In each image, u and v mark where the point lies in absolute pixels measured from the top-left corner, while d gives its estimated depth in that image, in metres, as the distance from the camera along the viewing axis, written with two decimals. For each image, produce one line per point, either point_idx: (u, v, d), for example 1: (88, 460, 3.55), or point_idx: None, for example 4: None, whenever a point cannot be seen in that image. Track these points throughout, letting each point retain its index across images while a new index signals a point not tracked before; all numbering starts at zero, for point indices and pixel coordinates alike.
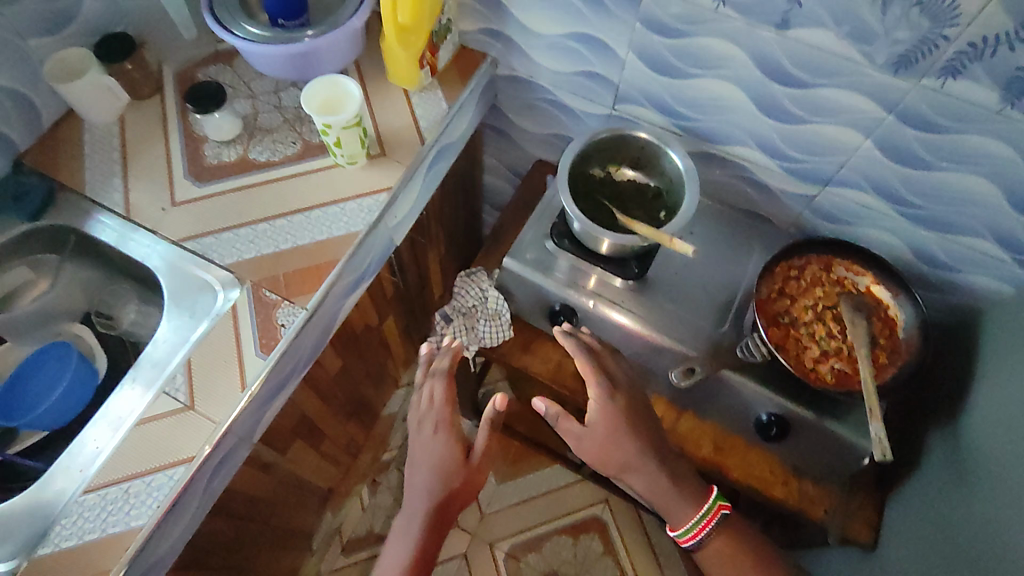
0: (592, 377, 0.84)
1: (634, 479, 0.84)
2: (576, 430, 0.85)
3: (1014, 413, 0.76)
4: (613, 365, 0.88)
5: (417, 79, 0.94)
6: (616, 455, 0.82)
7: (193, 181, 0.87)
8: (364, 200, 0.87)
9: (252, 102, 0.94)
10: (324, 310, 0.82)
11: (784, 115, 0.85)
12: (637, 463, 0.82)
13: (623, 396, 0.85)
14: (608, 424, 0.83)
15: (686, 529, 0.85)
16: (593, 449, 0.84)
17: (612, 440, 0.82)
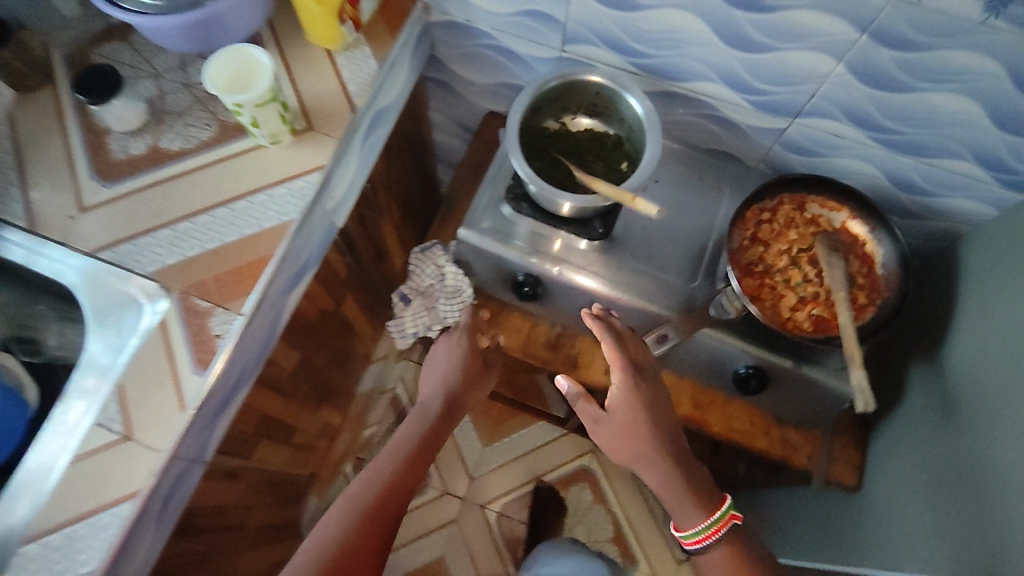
0: (619, 365, 0.78)
1: (645, 472, 0.79)
2: (595, 415, 0.82)
3: (1000, 348, 0.73)
4: (632, 345, 0.81)
5: (338, 36, 0.82)
6: (633, 448, 0.79)
7: (99, 182, 0.78)
8: (293, 184, 0.78)
9: (157, 83, 0.82)
10: (265, 311, 0.76)
11: (748, 45, 0.77)
12: (654, 457, 0.78)
13: (647, 384, 0.80)
14: (631, 413, 0.78)
15: (692, 531, 0.77)
16: (609, 436, 0.80)
17: (630, 432, 0.78)
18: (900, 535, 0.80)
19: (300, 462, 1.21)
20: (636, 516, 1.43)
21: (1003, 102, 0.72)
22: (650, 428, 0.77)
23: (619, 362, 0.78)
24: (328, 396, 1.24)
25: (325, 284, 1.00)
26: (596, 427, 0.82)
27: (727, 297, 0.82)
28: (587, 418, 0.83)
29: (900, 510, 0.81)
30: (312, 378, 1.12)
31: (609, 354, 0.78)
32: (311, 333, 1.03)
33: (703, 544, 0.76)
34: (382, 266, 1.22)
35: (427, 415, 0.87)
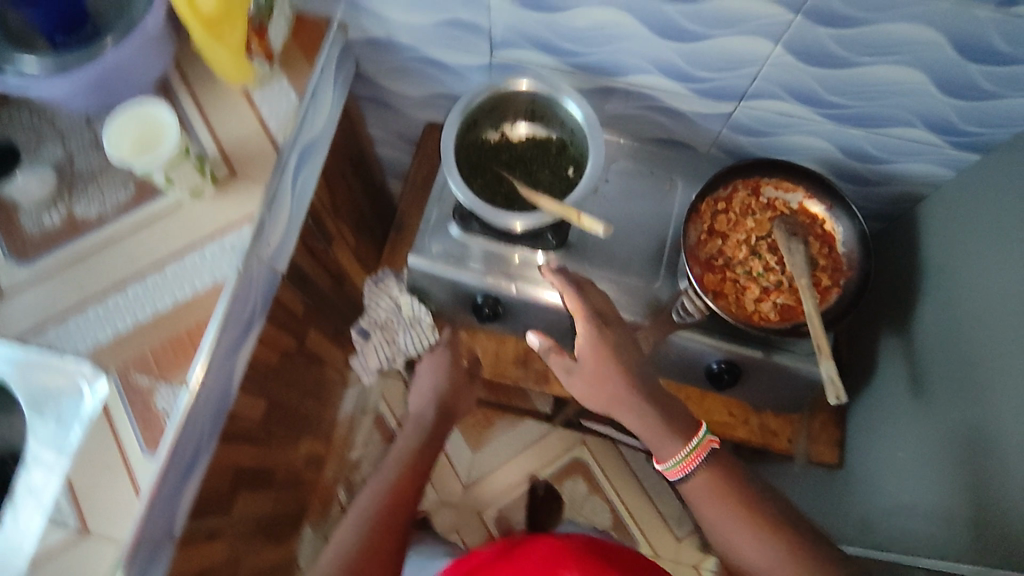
0: (580, 313, 0.74)
1: (621, 413, 0.72)
2: (566, 365, 0.74)
3: (974, 323, 0.72)
4: (594, 296, 0.77)
5: (251, 72, 0.76)
6: (607, 389, 0.71)
7: (17, 262, 0.73)
8: (223, 238, 0.74)
9: (63, 145, 0.76)
10: (212, 377, 0.72)
11: (683, 34, 0.72)
12: (626, 396, 0.71)
13: (614, 329, 0.74)
14: (598, 357, 0.71)
15: (675, 461, 0.69)
16: (582, 385, 0.73)
17: (601, 378, 0.71)
18: (900, 512, 0.78)
19: (285, 502, 1.18)
20: (632, 500, 1.44)
21: (948, 69, 0.69)
22: (620, 368, 0.70)
23: (579, 311, 0.74)
24: (306, 430, 1.20)
25: (282, 327, 0.96)
26: (570, 378, 0.74)
27: (688, 299, 0.80)
28: (560, 370, 0.75)
29: (897, 487, 0.80)
30: (284, 419, 1.08)
31: (571, 305, 0.74)
32: (275, 377, 0.99)
33: (688, 472, 0.68)
34: (341, 291, 1.18)
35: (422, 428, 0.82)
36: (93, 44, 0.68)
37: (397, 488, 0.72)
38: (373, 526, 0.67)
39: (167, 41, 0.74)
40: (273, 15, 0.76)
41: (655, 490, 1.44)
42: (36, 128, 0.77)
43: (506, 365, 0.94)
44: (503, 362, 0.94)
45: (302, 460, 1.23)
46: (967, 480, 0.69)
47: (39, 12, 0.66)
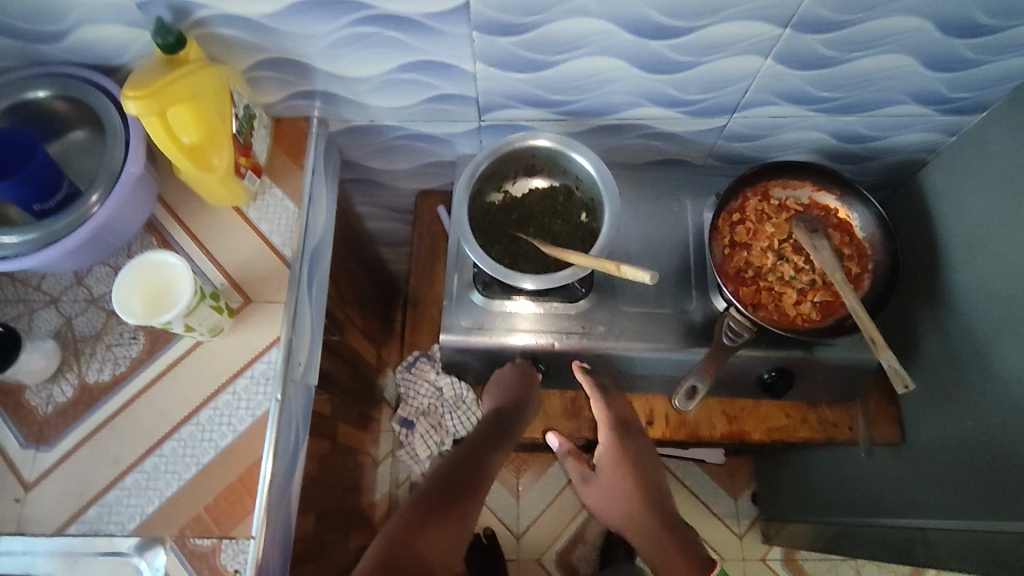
0: (607, 425, 0.83)
1: (634, 538, 0.82)
2: (586, 473, 0.86)
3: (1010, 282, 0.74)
4: (619, 405, 0.85)
5: (243, 191, 0.73)
6: (623, 509, 0.82)
7: (37, 448, 0.67)
8: (254, 369, 0.70)
9: (57, 310, 0.71)
10: (276, 519, 0.67)
11: (674, 65, 0.72)
12: (638, 512, 0.81)
13: (633, 440, 0.85)
14: (619, 471, 0.82)
15: None
16: (600, 495, 0.85)
17: (618, 491, 0.83)
18: (944, 490, 0.81)
19: None
20: (688, 509, 1.40)
21: (934, 48, 0.71)
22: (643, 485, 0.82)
23: (607, 420, 0.84)
24: (352, 527, 1.15)
25: (318, 433, 0.92)
26: (586, 487, 0.87)
27: (733, 318, 0.78)
28: (577, 477, 0.87)
29: (946, 460, 0.82)
30: (334, 523, 1.03)
31: (599, 415, 0.84)
32: (319, 486, 0.94)
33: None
34: (359, 376, 1.13)
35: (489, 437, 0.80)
36: (76, 204, 0.64)
37: (444, 469, 0.75)
38: (419, 504, 0.69)
39: (149, 179, 0.70)
40: (254, 128, 0.74)
41: (706, 493, 1.41)
42: (23, 297, 0.72)
43: (556, 420, 0.92)
44: (552, 418, 0.92)
45: (356, 557, 1.18)
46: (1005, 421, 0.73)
47: (12, 188, 0.61)
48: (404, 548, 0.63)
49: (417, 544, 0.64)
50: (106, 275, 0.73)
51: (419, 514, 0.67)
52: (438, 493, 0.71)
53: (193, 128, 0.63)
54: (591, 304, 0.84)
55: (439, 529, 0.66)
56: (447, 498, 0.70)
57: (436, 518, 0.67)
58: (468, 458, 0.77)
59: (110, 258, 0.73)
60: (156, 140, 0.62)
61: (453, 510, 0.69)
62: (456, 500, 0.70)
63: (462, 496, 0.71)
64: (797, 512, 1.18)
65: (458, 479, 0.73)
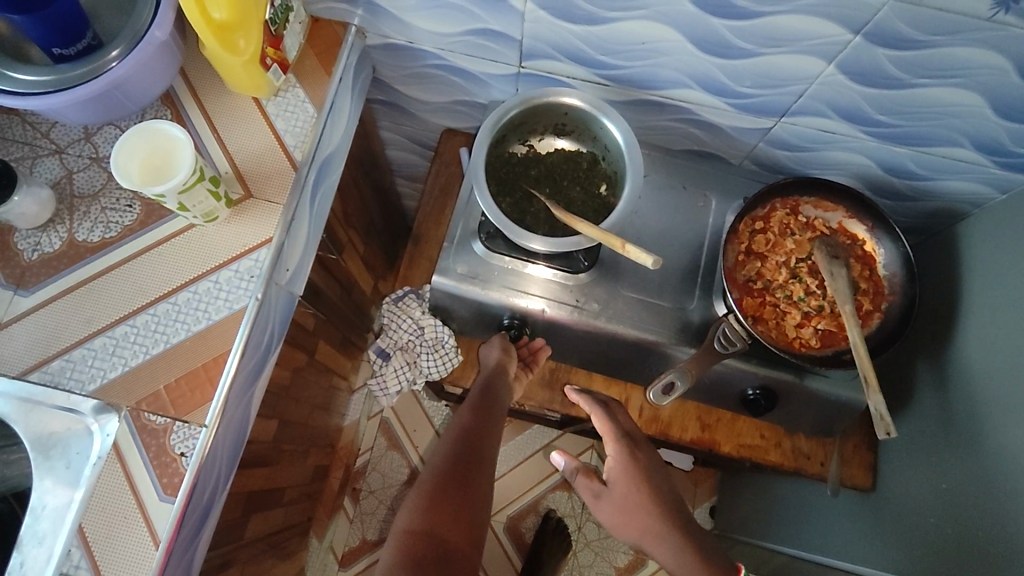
0: (611, 435, 0.76)
1: (653, 549, 0.70)
2: (595, 490, 0.75)
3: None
4: (622, 419, 0.80)
5: (266, 83, 0.71)
6: (638, 522, 0.71)
7: (15, 291, 0.67)
8: (240, 264, 0.69)
9: (61, 161, 0.71)
10: (231, 417, 0.67)
11: (730, 50, 0.69)
12: (660, 530, 0.70)
13: (644, 452, 0.76)
14: (631, 483, 0.72)
15: None
16: (613, 512, 0.73)
17: (633, 507, 0.71)
18: (906, 548, 0.79)
19: (293, 515, 1.15)
20: None
21: (1006, 93, 0.67)
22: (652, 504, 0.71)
23: (610, 432, 0.77)
24: (315, 444, 1.16)
25: (296, 344, 0.92)
26: (598, 503, 0.75)
27: (730, 327, 0.76)
28: (587, 494, 0.76)
29: (915, 517, 0.80)
30: (297, 435, 1.05)
31: (602, 427, 0.78)
32: (289, 395, 0.95)
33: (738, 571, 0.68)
34: (351, 299, 1.13)
35: (478, 408, 0.79)
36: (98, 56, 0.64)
37: (444, 461, 0.72)
38: (428, 488, 0.69)
39: (173, 49, 0.69)
40: (289, 22, 0.72)
41: None
42: (29, 141, 0.71)
43: (531, 387, 0.90)
44: (528, 384, 0.90)
45: (312, 474, 1.19)
46: (994, 498, 0.69)
47: (32, 22, 0.60)
48: (423, 534, 0.64)
49: (438, 526, 0.65)
50: (115, 137, 0.72)
51: (432, 498, 0.67)
52: (444, 478, 0.70)
53: (226, 6, 0.61)
54: (590, 278, 0.82)
55: (451, 513, 0.66)
56: (454, 487, 0.69)
57: (445, 503, 0.67)
58: (467, 439, 0.75)
59: (122, 121, 0.72)
60: (186, 9, 0.60)
61: (458, 493, 0.68)
62: (460, 481, 0.70)
63: (467, 475, 0.71)
64: (749, 533, 1.16)
65: (460, 464, 0.72)
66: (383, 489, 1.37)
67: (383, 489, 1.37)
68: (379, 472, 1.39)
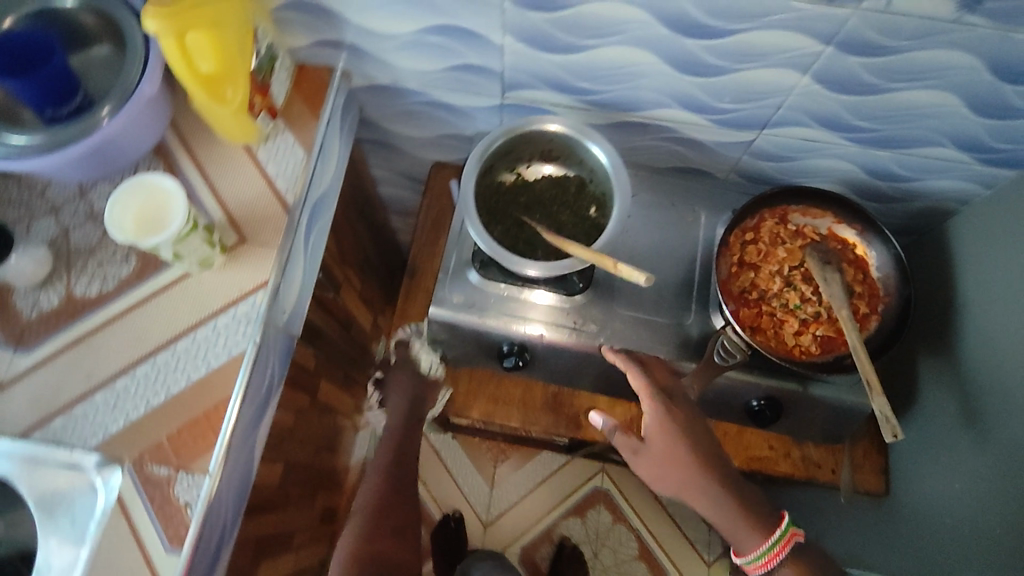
0: (645, 389, 0.73)
1: (695, 502, 0.72)
2: (634, 447, 0.74)
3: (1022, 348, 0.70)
4: (656, 368, 0.76)
5: (254, 131, 0.73)
6: (675, 476, 0.72)
7: (15, 350, 0.67)
8: (237, 309, 0.69)
9: (56, 218, 0.72)
10: (235, 462, 0.67)
11: (706, 69, 0.70)
12: (699, 480, 0.71)
13: (680, 404, 0.74)
14: (668, 433, 0.71)
15: (757, 555, 0.70)
16: (650, 467, 0.73)
17: (670, 461, 0.71)
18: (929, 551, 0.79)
19: (303, 560, 1.13)
20: (661, 529, 1.36)
21: (981, 92, 0.68)
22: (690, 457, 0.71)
23: (644, 387, 0.73)
24: (322, 485, 1.14)
25: (297, 385, 0.92)
26: (637, 459, 0.75)
27: (728, 338, 0.77)
28: (626, 451, 0.76)
29: (933, 519, 0.80)
30: (303, 477, 1.03)
31: (636, 380, 0.74)
32: (293, 437, 0.94)
33: (772, 565, 0.70)
34: (351, 337, 1.13)
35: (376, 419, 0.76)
36: (86, 116, 0.65)
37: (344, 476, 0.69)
38: None
39: (164, 104, 0.71)
40: (275, 70, 0.74)
41: (680, 513, 1.38)
42: (25, 202, 0.72)
43: (535, 412, 0.89)
44: (531, 409, 0.89)
45: (320, 516, 1.17)
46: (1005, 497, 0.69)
47: (27, 86, 0.62)
48: None
49: None
50: (109, 193, 0.73)
51: None
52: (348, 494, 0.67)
53: (212, 58, 0.63)
54: (586, 299, 0.82)
55: None
56: None
57: None
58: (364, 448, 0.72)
59: (117, 177, 0.73)
60: (172, 61, 0.62)
61: None
62: None
63: None
64: None
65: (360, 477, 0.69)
66: None
67: None
68: None
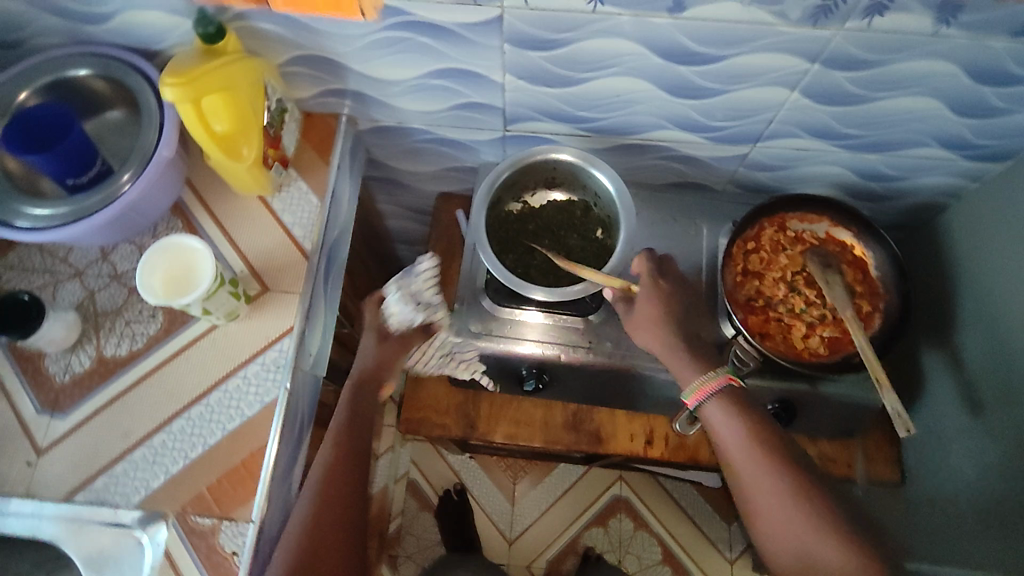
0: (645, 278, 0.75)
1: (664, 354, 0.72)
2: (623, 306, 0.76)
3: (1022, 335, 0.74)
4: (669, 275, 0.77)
5: (268, 182, 0.75)
6: (649, 332, 0.73)
7: (51, 415, 0.69)
8: (265, 357, 0.71)
9: (81, 282, 0.73)
10: (276, 507, 0.69)
11: (699, 92, 0.73)
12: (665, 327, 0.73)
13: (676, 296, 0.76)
14: (658, 319, 0.73)
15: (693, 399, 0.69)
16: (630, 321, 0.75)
17: (653, 325, 0.73)
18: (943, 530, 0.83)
19: None
20: (682, 533, 1.39)
21: (962, 95, 0.71)
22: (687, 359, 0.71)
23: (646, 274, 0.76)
24: None
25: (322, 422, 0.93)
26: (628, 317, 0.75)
27: (741, 347, 0.80)
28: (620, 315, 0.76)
29: (948, 501, 0.83)
30: None
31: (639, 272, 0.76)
32: None
33: (703, 400, 0.68)
34: None
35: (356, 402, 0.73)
36: (107, 182, 0.67)
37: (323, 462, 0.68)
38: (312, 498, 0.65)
39: (180, 164, 0.73)
40: (284, 121, 0.76)
41: (699, 515, 1.40)
42: (49, 267, 0.74)
43: (556, 431, 0.91)
44: (552, 429, 0.91)
45: None
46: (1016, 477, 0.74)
47: (47, 159, 0.64)
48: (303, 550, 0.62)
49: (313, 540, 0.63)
50: (130, 253, 0.75)
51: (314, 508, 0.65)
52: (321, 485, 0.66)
53: (227, 118, 0.65)
54: (600, 318, 0.85)
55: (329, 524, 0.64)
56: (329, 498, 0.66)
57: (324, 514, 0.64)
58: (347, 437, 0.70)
59: (137, 237, 0.75)
60: (189, 125, 0.64)
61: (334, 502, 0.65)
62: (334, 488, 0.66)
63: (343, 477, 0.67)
64: None
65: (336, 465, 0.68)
66: (419, 550, 1.36)
67: (419, 551, 1.36)
68: (413, 534, 1.38)
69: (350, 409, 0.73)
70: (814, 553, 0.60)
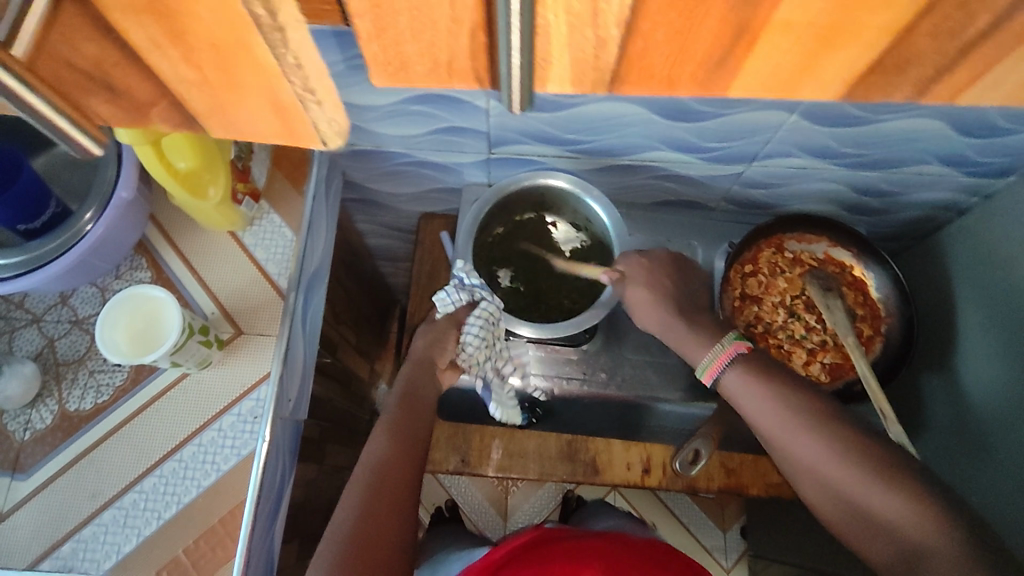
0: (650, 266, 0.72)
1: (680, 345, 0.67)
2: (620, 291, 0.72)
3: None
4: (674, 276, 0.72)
5: (239, 217, 0.70)
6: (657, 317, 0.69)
7: (12, 477, 0.64)
8: (241, 406, 0.67)
9: (40, 330, 0.68)
10: (257, 567, 0.65)
11: (694, 115, 0.69)
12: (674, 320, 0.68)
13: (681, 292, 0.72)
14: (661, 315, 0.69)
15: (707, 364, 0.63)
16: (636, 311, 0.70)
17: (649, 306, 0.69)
18: None
19: None
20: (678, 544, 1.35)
21: (967, 116, 0.68)
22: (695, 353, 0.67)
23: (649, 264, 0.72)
24: None
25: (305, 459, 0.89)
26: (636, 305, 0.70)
27: None
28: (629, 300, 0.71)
29: None
30: None
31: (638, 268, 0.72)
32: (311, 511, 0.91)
33: (718, 374, 0.62)
34: (352, 392, 1.11)
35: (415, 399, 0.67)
36: (66, 224, 0.62)
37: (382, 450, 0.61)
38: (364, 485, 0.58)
39: (141, 202, 0.69)
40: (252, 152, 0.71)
41: (695, 524, 1.37)
42: (4, 314, 0.69)
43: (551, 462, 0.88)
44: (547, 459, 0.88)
45: None
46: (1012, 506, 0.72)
47: None
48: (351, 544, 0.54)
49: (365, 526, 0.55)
50: (92, 296, 0.70)
51: (373, 499, 0.57)
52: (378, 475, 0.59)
53: (186, 152, 0.60)
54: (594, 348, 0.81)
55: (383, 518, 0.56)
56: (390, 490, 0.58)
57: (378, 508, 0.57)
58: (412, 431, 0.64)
59: (99, 279, 0.70)
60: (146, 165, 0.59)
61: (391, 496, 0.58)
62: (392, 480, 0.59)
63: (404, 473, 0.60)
64: (777, 552, 1.13)
65: (399, 458, 0.61)
66: None
67: None
68: None
69: (390, 435, 0.63)
70: (864, 503, 0.51)
